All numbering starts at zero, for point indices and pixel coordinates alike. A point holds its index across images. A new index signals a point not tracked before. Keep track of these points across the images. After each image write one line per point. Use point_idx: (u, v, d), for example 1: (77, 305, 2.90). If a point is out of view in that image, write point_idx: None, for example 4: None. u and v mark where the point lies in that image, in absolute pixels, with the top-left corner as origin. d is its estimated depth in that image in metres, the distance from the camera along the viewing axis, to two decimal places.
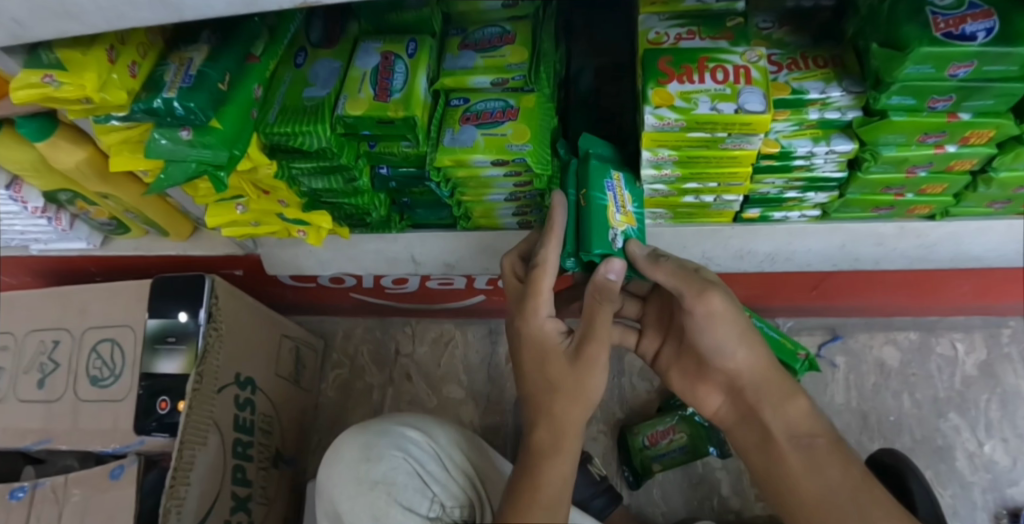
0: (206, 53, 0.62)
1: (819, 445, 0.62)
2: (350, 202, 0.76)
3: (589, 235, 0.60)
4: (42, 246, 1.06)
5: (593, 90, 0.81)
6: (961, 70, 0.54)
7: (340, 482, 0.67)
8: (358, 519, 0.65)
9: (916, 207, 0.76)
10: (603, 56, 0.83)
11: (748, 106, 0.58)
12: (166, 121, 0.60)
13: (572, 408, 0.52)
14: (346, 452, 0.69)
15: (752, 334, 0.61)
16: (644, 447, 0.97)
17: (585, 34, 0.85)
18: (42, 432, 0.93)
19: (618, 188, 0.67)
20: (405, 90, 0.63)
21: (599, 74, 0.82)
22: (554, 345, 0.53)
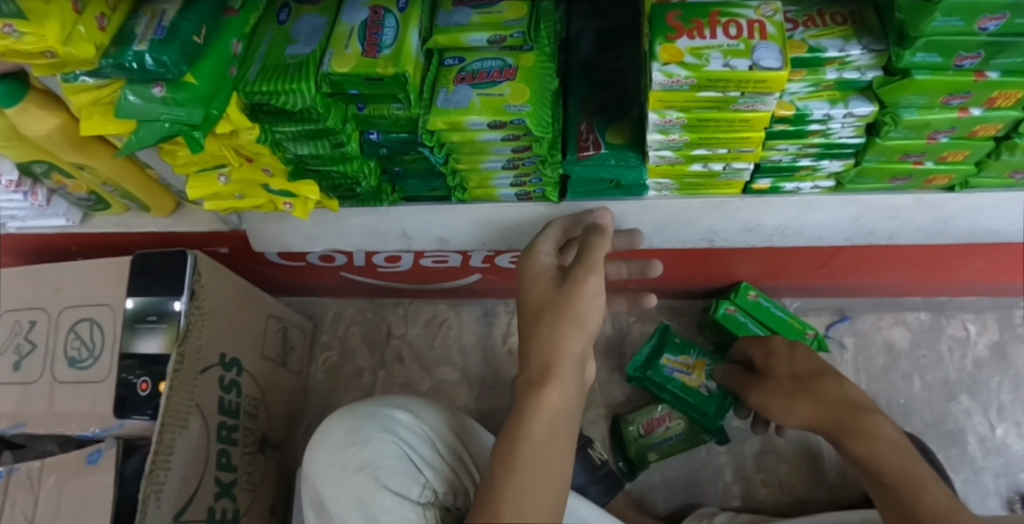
0: (181, 5, 0.57)
1: (890, 486, 0.56)
2: (338, 169, 0.71)
3: (698, 404, 0.91)
4: (19, 223, 1.01)
5: (594, 53, 0.76)
6: (993, 22, 0.51)
7: (322, 467, 0.63)
8: (342, 506, 0.61)
9: (934, 177, 0.72)
10: (605, 17, 0.78)
11: (764, 63, 0.54)
12: (137, 76, 0.55)
13: (566, 325, 0.48)
14: (332, 435, 0.66)
15: (789, 403, 0.71)
16: (639, 436, 0.94)
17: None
18: (16, 416, 0.89)
19: (675, 362, 0.95)
20: (395, 45, 0.59)
21: (601, 36, 0.77)
22: (548, 277, 0.54)
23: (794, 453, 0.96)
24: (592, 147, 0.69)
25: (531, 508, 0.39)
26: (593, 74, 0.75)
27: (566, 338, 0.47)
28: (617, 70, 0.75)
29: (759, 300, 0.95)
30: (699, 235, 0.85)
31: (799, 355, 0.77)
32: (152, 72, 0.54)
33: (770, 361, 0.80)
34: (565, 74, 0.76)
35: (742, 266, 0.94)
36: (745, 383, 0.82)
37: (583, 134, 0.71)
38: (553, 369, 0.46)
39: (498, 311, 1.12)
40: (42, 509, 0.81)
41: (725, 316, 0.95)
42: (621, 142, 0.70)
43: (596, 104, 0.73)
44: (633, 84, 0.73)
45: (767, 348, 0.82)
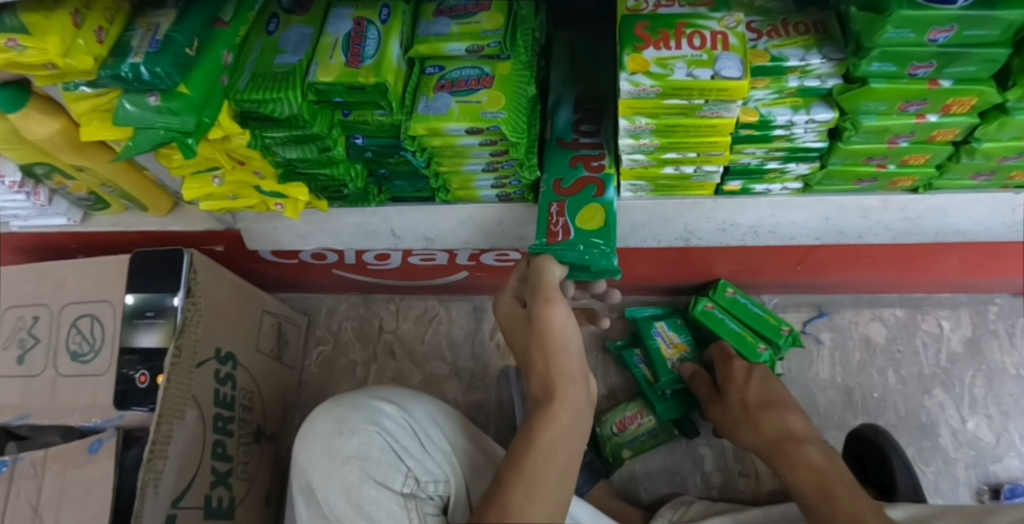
0: (174, 18, 0.60)
1: (810, 506, 0.65)
2: (326, 171, 0.74)
3: (659, 368, 0.96)
4: (22, 222, 1.05)
5: (571, 124, 0.78)
6: (942, 34, 0.53)
7: (313, 457, 0.68)
8: (331, 492, 0.66)
9: (898, 179, 0.75)
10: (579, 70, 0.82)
11: (725, 72, 0.57)
12: (133, 87, 0.58)
13: (554, 362, 0.50)
14: (320, 426, 0.70)
15: (740, 427, 0.82)
16: (613, 434, 0.97)
17: (563, 55, 0.83)
18: (20, 408, 0.93)
19: (663, 331, 1.01)
20: (377, 56, 0.62)
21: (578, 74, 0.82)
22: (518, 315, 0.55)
23: None
24: (561, 229, 0.69)
25: (538, 502, 0.44)
26: (572, 150, 0.76)
27: (560, 367, 0.50)
28: (593, 145, 0.76)
29: (736, 297, 0.99)
30: (676, 234, 0.88)
31: (755, 382, 0.85)
32: (150, 83, 0.57)
33: (729, 379, 0.87)
34: (547, 145, 0.77)
35: (720, 263, 0.97)
36: (706, 397, 0.89)
37: (552, 214, 0.71)
38: (555, 393, 0.50)
39: (486, 306, 1.16)
40: (46, 496, 0.85)
41: (703, 313, 0.98)
42: (589, 229, 0.69)
43: (571, 185, 0.73)
44: (607, 163, 0.74)
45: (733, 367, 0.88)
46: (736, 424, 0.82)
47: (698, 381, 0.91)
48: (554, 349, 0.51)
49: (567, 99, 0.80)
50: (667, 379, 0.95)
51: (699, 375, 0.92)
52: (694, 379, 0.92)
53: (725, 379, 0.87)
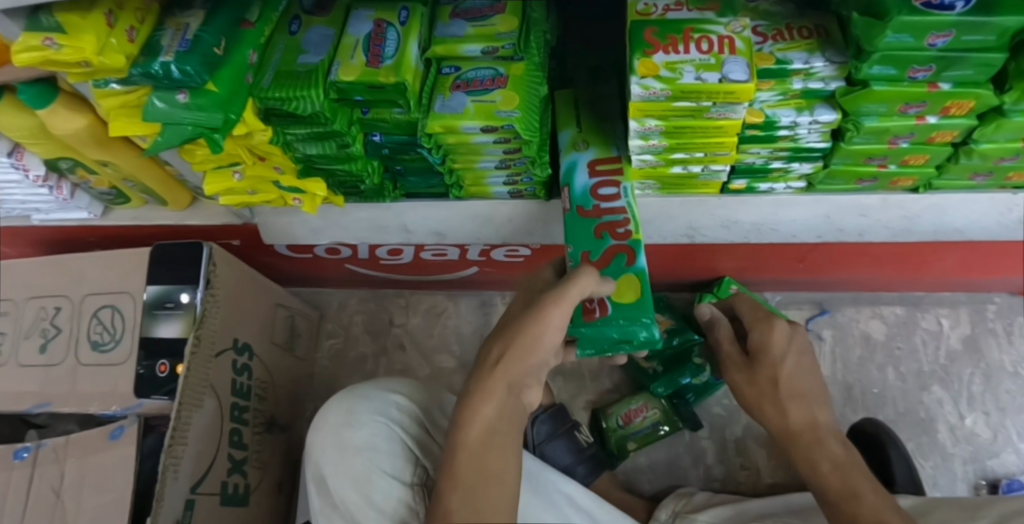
0: (203, 18, 0.63)
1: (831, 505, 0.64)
2: (343, 167, 0.77)
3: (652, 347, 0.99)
4: (44, 216, 1.08)
5: (590, 189, 0.76)
6: (940, 39, 0.55)
7: (323, 449, 0.69)
8: (340, 484, 0.67)
9: (899, 179, 0.77)
10: (589, 111, 0.80)
11: (732, 75, 0.59)
12: (163, 84, 0.61)
13: (509, 356, 0.52)
14: (329, 417, 0.71)
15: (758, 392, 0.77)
16: (619, 426, 1.00)
17: (571, 113, 0.81)
18: (42, 395, 0.96)
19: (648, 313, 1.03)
20: (396, 57, 0.64)
21: (587, 108, 0.81)
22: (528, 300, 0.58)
23: None
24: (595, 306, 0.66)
25: (471, 509, 0.46)
26: (596, 219, 0.74)
27: (508, 363, 0.52)
28: (615, 209, 0.74)
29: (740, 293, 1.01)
30: (680, 231, 0.91)
31: (791, 356, 0.76)
32: (179, 80, 0.60)
33: (763, 348, 0.78)
34: (568, 216, 0.75)
35: (723, 260, 0.99)
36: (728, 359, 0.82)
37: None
38: (483, 386, 0.51)
39: (494, 301, 1.18)
40: (68, 480, 0.88)
41: None
42: (628, 302, 0.67)
43: (599, 257, 0.71)
44: (632, 230, 0.72)
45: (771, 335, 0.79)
46: (762, 395, 0.75)
47: (721, 332, 0.87)
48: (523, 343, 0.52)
49: (582, 161, 0.78)
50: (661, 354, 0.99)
51: (721, 326, 0.87)
52: (721, 333, 0.86)
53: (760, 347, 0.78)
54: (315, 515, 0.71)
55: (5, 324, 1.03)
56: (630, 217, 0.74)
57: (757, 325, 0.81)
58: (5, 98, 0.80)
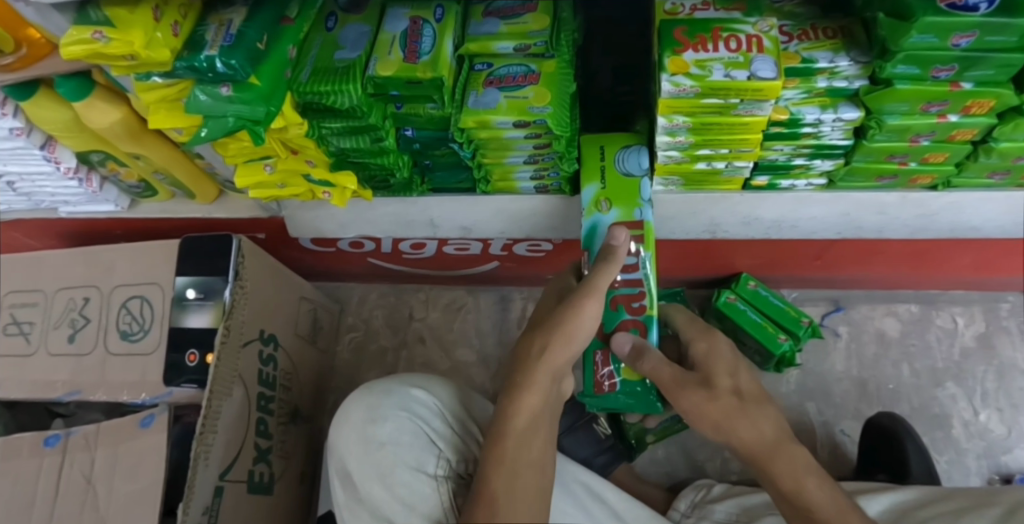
0: (245, 14, 0.64)
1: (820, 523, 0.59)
2: (376, 161, 0.79)
3: None
4: (71, 208, 1.10)
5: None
6: (964, 40, 0.57)
7: (347, 442, 0.66)
8: (365, 479, 0.64)
9: (918, 177, 0.79)
10: (615, 164, 0.79)
11: (761, 74, 0.61)
12: (207, 78, 0.63)
13: (552, 347, 0.56)
14: (353, 413, 0.68)
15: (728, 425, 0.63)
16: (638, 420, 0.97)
17: (599, 167, 0.79)
18: (72, 384, 0.98)
19: None
20: (433, 53, 0.66)
21: (613, 159, 0.79)
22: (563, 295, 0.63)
23: None
24: (608, 383, 0.73)
25: (517, 490, 0.50)
26: (613, 288, 0.75)
27: (552, 354, 0.55)
28: (632, 280, 0.75)
29: (758, 289, 1.03)
30: (702, 227, 0.93)
31: (742, 364, 0.68)
32: (222, 74, 0.61)
33: (711, 357, 0.68)
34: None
35: (742, 257, 1.01)
36: (677, 387, 0.66)
37: (598, 365, 0.74)
38: (529, 378, 0.54)
39: (513, 296, 1.20)
40: (99, 467, 0.90)
41: (726, 305, 1.01)
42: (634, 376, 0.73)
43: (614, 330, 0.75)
44: (647, 305, 0.74)
45: (708, 343, 0.70)
46: (738, 415, 0.63)
47: (650, 363, 0.68)
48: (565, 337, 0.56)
49: (604, 222, 0.77)
50: None
51: (649, 354, 0.69)
52: (652, 365, 0.68)
53: (704, 358, 0.69)
54: (339, 507, 0.68)
55: (35, 314, 1.05)
56: (647, 289, 0.74)
57: (698, 338, 0.71)
58: (41, 92, 0.82)
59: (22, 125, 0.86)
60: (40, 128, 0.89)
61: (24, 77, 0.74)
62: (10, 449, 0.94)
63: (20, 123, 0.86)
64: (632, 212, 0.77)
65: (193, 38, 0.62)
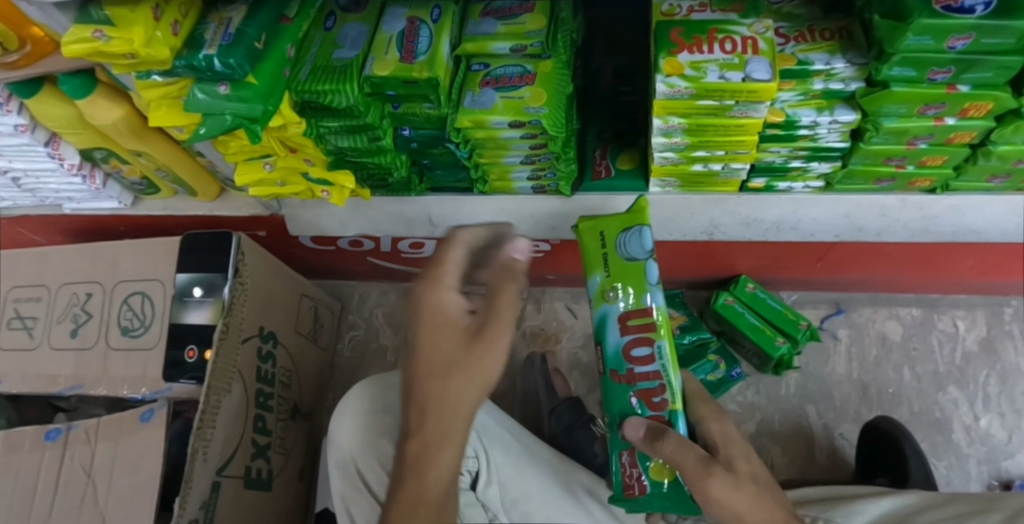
0: (244, 13, 0.65)
1: None
2: (374, 160, 0.79)
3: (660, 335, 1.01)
4: (76, 205, 1.12)
5: (623, 349, 0.71)
6: (960, 42, 0.56)
7: (347, 431, 0.65)
8: (368, 467, 0.63)
9: (916, 180, 0.79)
10: (618, 250, 0.73)
11: (756, 75, 0.61)
12: (205, 76, 0.64)
13: (460, 400, 0.42)
14: (355, 401, 0.66)
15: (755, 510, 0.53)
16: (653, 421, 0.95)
17: (602, 254, 0.74)
18: (73, 378, 0.99)
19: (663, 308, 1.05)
20: (429, 53, 0.66)
21: (615, 244, 0.74)
22: (456, 324, 0.43)
23: (787, 435, 1.05)
24: (637, 489, 0.65)
25: None
26: (630, 384, 0.70)
27: (458, 416, 0.42)
28: (650, 372, 0.69)
29: (756, 292, 1.03)
30: (700, 228, 0.93)
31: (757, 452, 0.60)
32: (223, 72, 0.62)
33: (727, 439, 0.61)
34: (603, 381, 0.72)
35: (743, 258, 1.01)
36: (703, 472, 0.55)
37: (626, 468, 0.67)
38: (437, 439, 0.42)
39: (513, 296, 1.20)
40: (99, 460, 0.91)
41: (724, 306, 1.02)
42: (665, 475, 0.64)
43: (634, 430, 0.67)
44: (668, 397, 0.67)
45: (721, 426, 0.62)
46: (760, 503, 0.54)
47: (668, 444, 0.59)
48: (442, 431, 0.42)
49: (613, 313, 0.72)
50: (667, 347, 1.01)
51: (669, 434, 0.60)
52: (675, 446, 0.59)
53: (716, 442, 0.61)
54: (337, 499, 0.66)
55: (38, 309, 1.06)
56: (665, 381, 0.68)
57: (709, 418, 0.64)
58: (46, 89, 0.83)
59: (27, 122, 0.87)
60: (44, 125, 0.90)
61: (30, 73, 0.75)
62: (11, 444, 0.95)
63: (25, 120, 0.87)
64: (642, 298, 0.71)
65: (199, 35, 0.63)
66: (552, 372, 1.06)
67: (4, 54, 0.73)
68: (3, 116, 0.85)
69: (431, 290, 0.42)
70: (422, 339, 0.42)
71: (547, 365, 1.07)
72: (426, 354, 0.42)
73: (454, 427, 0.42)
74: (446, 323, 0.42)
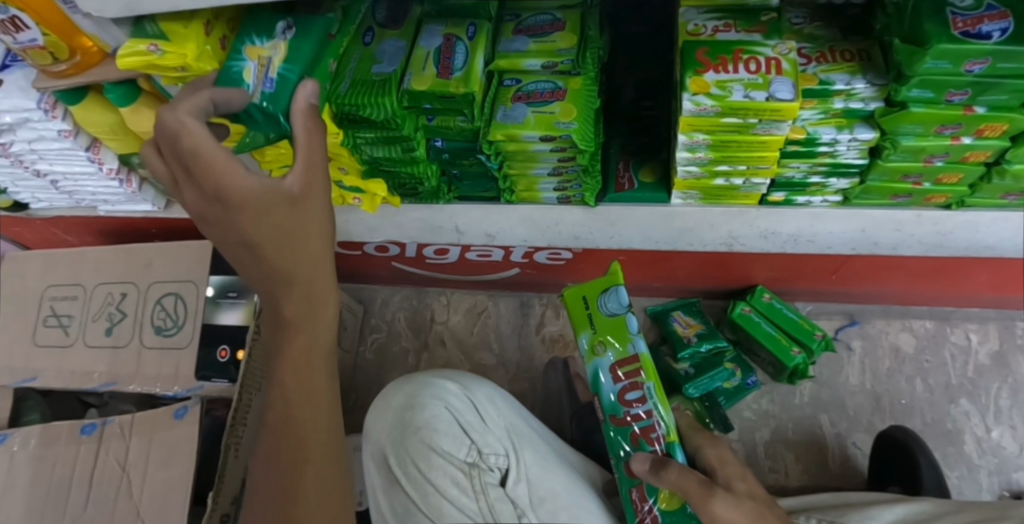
0: (285, 52, 0.62)
1: None
2: (407, 169, 0.83)
3: (677, 342, 1.06)
4: (111, 207, 1.16)
5: (617, 396, 0.74)
6: (977, 66, 0.58)
7: (384, 427, 0.70)
8: (398, 459, 0.65)
9: (932, 196, 0.81)
10: (600, 308, 0.76)
11: (779, 95, 0.64)
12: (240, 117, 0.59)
13: (301, 292, 0.48)
14: (393, 400, 0.72)
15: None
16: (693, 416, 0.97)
17: (585, 314, 0.77)
18: (109, 375, 1.03)
19: (681, 317, 1.10)
20: (465, 69, 0.70)
21: (597, 304, 0.76)
22: (266, 213, 0.43)
23: (800, 444, 1.07)
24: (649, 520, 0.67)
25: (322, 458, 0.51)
26: (628, 426, 0.72)
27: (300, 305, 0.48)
28: (646, 413, 0.72)
29: (772, 302, 1.06)
30: (720, 240, 0.95)
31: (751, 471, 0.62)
32: (268, 124, 0.59)
33: (721, 464, 0.63)
34: (602, 427, 0.74)
35: (759, 269, 1.03)
36: (706, 494, 0.56)
37: (637, 504, 0.69)
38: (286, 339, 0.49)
39: (533, 302, 1.23)
40: (134, 455, 0.94)
41: (740, 316, 1.04)
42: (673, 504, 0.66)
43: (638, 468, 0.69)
44: (665, 431, 0.69)
45: (717, 452, 0.65)
46: (762, 519, 0.56)
47: (672, 475, 0.60)
48: (310, 292, 0.48)
49: (604, 365, 0.75)
50: (684, 353, 1.04)
51: (671, 463, 0.61)
52: (678, 473, 0.60)
53: (715, 465, 0.63)
54: (371, 491, 0.69)
55: (74, 307, 1.09)
56: (661, 418, 0.71)
57: (707, 446, 0.66)
58: (90, 97, 0.87)
59: (69, 127, 0.91)
60: (86, 131, 0.94)
61: (75, 83, 0.79)
62: (48, 437, 0.98)
63: (69, 125, 0.90)
64: (626, 346, 0.74)
65: (231, 73, 0.58)
66: (573, 376, 1.09)
67: (54, 64, 0.76)
68: (49, 122, 0.88)
69: (223, 172, 0.40)
70: (245, 224, 0.43)
71: (569, 369, 1.11)
72: (280, 270, 0.46)
73: (313, 320, 0.49)
74: (276, 224, 0.44)
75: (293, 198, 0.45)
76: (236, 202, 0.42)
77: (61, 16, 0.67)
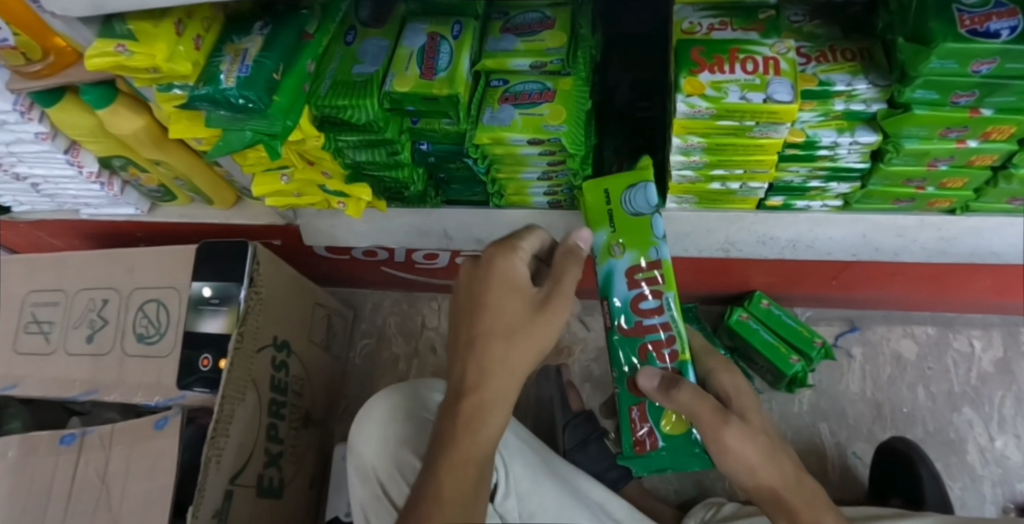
0: (261, 43, 0.66)
1: None
2: (391, 174, 0.80)
3: None
4: (94, 211, 1.13)
5: (630, 302, 0.68)
6: (984, 67, 0.55)
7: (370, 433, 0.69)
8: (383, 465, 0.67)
9: (936, 200, 0.79)
10: (623, 206, 0.70)
11: (777, 97, 0.61)
12: (213, 100, 0.64)
13: (497, 374, 0.47)
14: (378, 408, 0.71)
15: None
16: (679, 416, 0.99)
17: (605, 210, 0.71)
18: (89, 383, 1.00)
19: None
20: (449, 68, 0.67)
21: (620, 200, 0.70)
22: (514, 295, 0.49)
23: (800, 453, 1.04)
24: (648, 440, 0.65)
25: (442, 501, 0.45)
26: (637, 337, 0.68)
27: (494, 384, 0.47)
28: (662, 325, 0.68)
29: (771, 308, 1.03)
30: (716, 245, 0.92)
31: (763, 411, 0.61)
32: (241, 105, 0.63)
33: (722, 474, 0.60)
34: (607, 335, 0.69)
35: (758, 275, 1.01)
36: (719, 422, 0.56)
37: (634, 423, 0.67)
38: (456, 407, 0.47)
39: None
40: (114, 467, 0.91)
41: (738, 323, 1.02)
42: (678, 431, 0.65)
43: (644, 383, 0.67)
44: (680, 349, 0.66)
45: (733, 380, 0.63)
46: None
47: (684, 396, 0.58)
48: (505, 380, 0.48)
49: (619, 267, 0.69)
50: None
51: (683, 383, 0.59)
52: (690, 395, 0.58)
53: (728, 394, 0.62)
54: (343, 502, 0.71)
55: (55, 313, 1.07)
56: (676, 332, 0.67)
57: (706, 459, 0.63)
58: (68, 98, 0.84)
59: (47, 129, 0.87)
60: (64, 133, 0.91)
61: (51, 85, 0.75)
62: (28, 446, 0.96)
63: (45, 128, 0.87)
64: (648, 250, 0.68)
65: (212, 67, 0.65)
66: (566, 385, 1.07)
67: (28, 65, 0.73)
68: (25, 124, 0.85)
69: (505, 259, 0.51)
70: (488, 300, 0.49)
71: (562, 376, 1.09)
72: (492, 344, 0.48)
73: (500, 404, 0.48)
74: (508, 306, 0.49)
75: (538, 305, 0.50)
76: (495, 276, 0.50)
77: (33, 15, 0.66)
